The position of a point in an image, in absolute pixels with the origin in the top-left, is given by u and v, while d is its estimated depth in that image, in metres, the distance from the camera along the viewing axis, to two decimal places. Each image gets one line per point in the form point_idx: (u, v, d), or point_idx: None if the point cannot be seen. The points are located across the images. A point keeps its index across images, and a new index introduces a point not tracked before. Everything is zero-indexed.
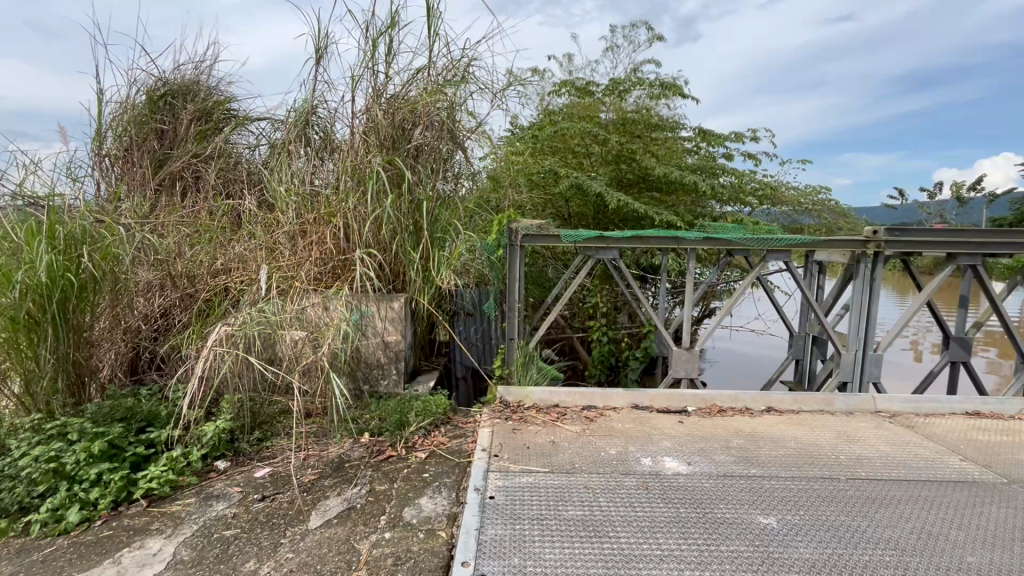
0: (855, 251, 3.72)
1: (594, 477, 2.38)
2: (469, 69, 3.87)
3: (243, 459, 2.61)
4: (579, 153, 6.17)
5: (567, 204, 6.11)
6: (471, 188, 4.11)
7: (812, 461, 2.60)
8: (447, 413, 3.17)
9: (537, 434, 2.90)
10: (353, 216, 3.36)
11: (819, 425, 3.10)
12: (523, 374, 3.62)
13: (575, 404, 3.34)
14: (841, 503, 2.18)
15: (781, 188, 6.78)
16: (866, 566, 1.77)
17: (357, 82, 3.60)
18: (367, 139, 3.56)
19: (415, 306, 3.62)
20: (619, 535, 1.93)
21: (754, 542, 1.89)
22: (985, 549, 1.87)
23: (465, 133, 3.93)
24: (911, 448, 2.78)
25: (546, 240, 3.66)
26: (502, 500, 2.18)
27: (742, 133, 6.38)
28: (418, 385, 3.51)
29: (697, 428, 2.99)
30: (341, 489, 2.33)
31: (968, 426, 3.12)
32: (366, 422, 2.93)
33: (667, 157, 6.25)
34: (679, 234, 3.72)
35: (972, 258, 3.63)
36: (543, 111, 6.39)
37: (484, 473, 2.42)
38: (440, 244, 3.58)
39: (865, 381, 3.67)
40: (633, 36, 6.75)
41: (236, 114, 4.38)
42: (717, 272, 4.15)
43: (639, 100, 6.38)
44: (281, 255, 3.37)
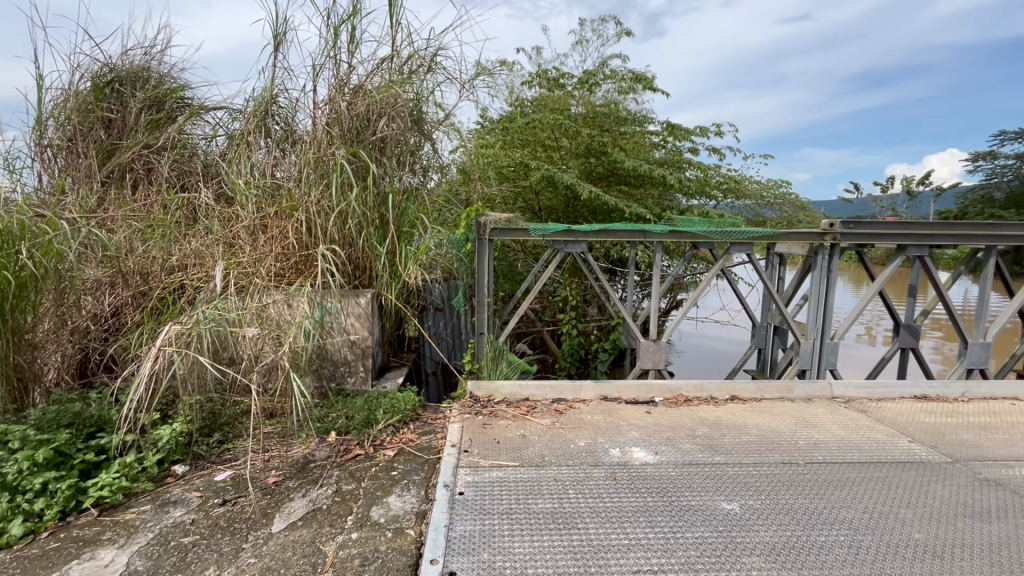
0: (814, 244, 3.84)
1: (563, 470, 2.40)
2: (436, 59, 3.81)
3: (202, 463, 2.52)
4: (548, 146, 6.19)
5: (538, 196, 6.12)
6: (439, 181, 4.06)
7: (772, 447, 2.68)
8: (416, 410, 3.13)
9: (507, 428, 2.90)
10: (315, 211, 3.28)
11: (779, 411, 3.21)
12: (493, 368, 3.60)
13: (545, 398, 3.35)
14: (799, 487, 2.26)
15: (746, 181, 6.95)
16: (822, 546, 1.83)
17: (319, 71, 3.50)
18: (330, 131, 3.49)
19: (383, 302, 3.56)
20: (588, 526, 1.95)
21: (718, 527, 1.95)
22: (931, 525, 1.98)
23: (433, 125, 3.88)
24: (863, 432, 2.90)
25: (515, 235, 3.60)
26: (472, 496, 2.17)
27: (706, 127, 6.51)
28: (387, 381, 3.45)
29: (663, 418, 3.05)
30: (306, 490, 2.27)
31: (915, 409, 3.29)
32: (332, 422, 2.88)
33: (635, 150, 6.32)
34: (645, 227, 3.76)
35: (920, 249, 3.83)
36: (513, 103, 6.36)
37: (453, 469, 2.40)
38: (407, 238, 3.54)
39: (823, 369, 3.82)
40: (602, 30, 6.81)
41: (190, 102, 4.19)
42: (683, 264, 4.22)
43: (609, 94, 6.44)
44: (240, 251, 3.25)
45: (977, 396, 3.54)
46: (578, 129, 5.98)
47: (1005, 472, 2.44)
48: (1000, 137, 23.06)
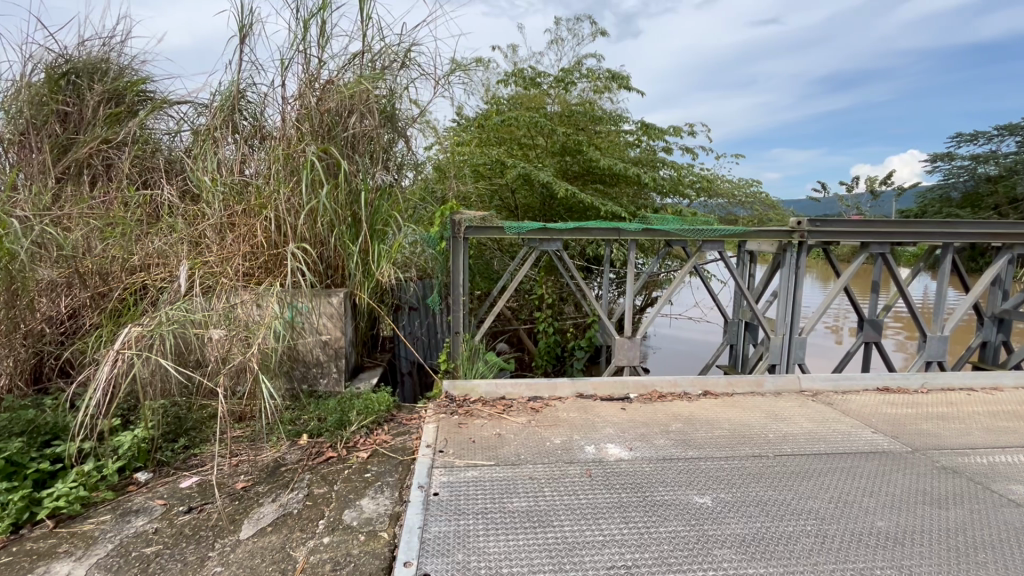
0: (782, 241, 3.93)
1: (538, 468, 2.40)
2: (409, 55, 3.75)
3: (167, 469, 2.43)
4: (524, 144, 6.19)
5: (514, 194, 6.12)
6: (413, 179, 4.02)
7: (743, 440, 2.73)
8: (390, 410, 3.09)
9: (482, 427, 2.88)
10: (284, 209, 3.20)
11: (750, 405, 3.28)
12: (469, 367, 3.58)
13: (520, 396, 3.34)
14: (768, 479, 2.31)
15: (718, 180, 7.07)
16: (790, 537, 1.88)
17: (288, 66, 3.42)
18: (300, 127, 3.41)
19: (356, 301, 3.50)
20: (563, 523, 1.95)
21: (690, 521, 1.97)
22: (892, 513, 2.05)
23: (407, 122, 3.82)
24: (830, 424, 2.99)
25: (490, 233, 3.58)
26: (446, 496, 2.15)
27: (679, 127, 6.60)
28: (361, 382, 3.39)
29: (638, 414, 3.08)
30: (276, 495, 2.21)
31: (878, 401, 3.40)
32: (304, 424, 2.82)
33: (611, 149, 6.36)
34: (619, 225, 3.79)
35: (882, 247, 3.96)
36: (489, 100, 6.33)
37: (428, 470, 2.37)
38: (380, 236, 3.49)
39: (792, 363, 3.91)
40: (577, 29, 6.83)
41: (152, 96, 4.04)
42: (657, 262, 4.27)
43: (584, 93, 6.47)
44: (206, 249, 3.15)
45: (935, 387, 3.69)
46: (554, 127, 5.99)
47: (962, 459, 2.55)
48: (956, 138, 24.08)
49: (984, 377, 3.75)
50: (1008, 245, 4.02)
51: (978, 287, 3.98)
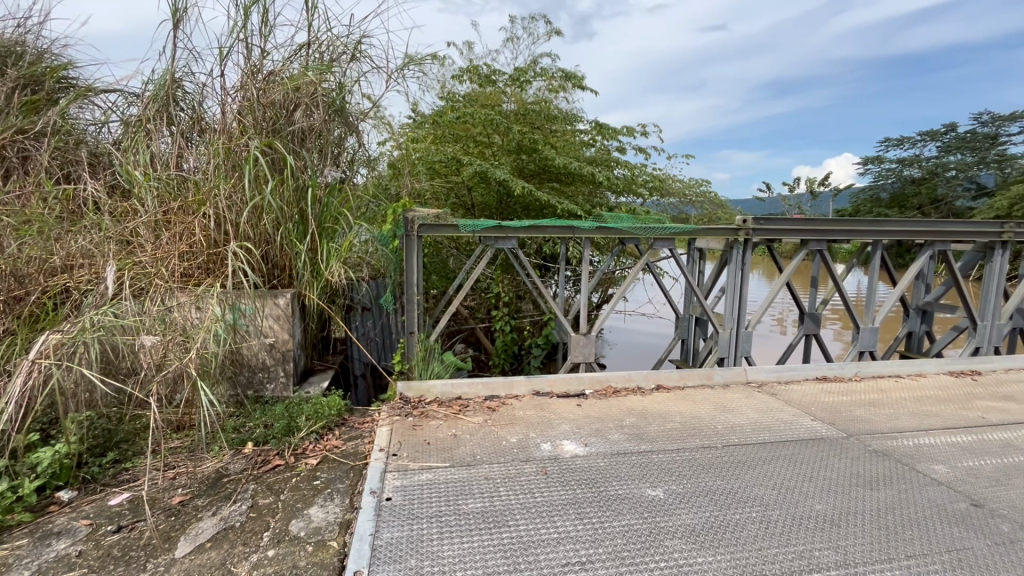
0: (729, 239, 4.08)
1: (494, 467, 2.38)
2: (359, 47, 3.64)
3: (94, 486, 2.25)
4: (480, 142, 6.16)
5: (470, 192, 6.09)
6: (366, 176, 3.91)
7: (694, 432, 2.81)
8: (342, 414, 2.99)
9: (438, 428, 2.84)
10: (225, 206, 3.04)
11: (700, 398, 3.39)
12: (424, 368, 3.52)
13: (477, 395, 3.31)
14: (716, 469, 2.38)
15: (670, 179, 7.26)
16: (737, 524, 1.94)
17: (228, 54, 3.23)
18: (241, 119, 3.24)
19: (305, 302, 3.38)
20: (518, 523, 1.95)
21: (643, 514, 2.01)
22: (830, 496, 2.16)
23: (358, 117, 3.71)
24: (773, 413, 3.13)
25: (444, 231, 3.52)
26: (399, 501, 2.10)
27: (632, 127, 6.74)
28: (311, 386, 3.27)
29: (593, 410, 3.12)
30: (217, 508, 2.09)
31: (817, 390, 3.59)
32: (249, 432, 2.68)
33: (567, 148, 6.42)
34: (573, 223, 3.82)
35: (819, 243, 4.18)
36: (444, 97, 6.26)
37: (380, 474, 2.31)
38: (330, 234, 3.37)
39: (739, 356, 4.06)
40: (531, 28, 6.85)
41: (75, 83, 3.74)
42: (611, 259, 4.33)
43: (539, 92, 6.50)
44: (139, 249, 2.95)
45: (867, 375, 3.93)
46: (510, 125, 6.00)
47: (891, 442, 2.72)
48: (885, 143, 25.83)
49: (910, 364, 4.03)
50: (929, 241, 4.34)
51: (904, 281, 4.27)
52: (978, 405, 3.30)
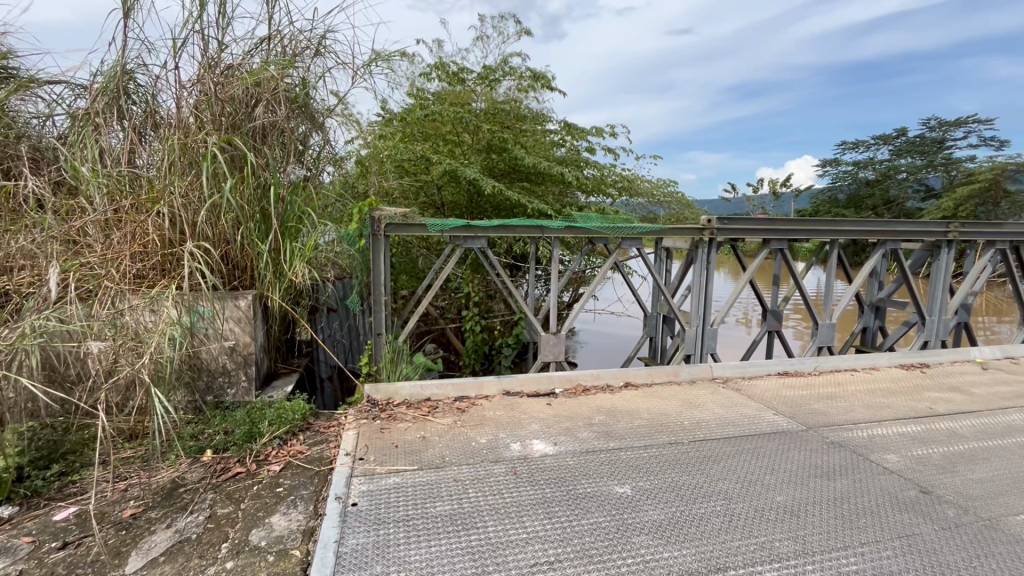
0: (695, 238, 4.16)
1: (463, 469, 2.36)
2: (323, 42, 3.55)
3: (36, 501, 2.12)
4: (450, 140, 6.12)
5: (440, 191, 6.05)
6: (332, 174, 3.82)
7: (661, 429, 2.86)
8: (307, 419, 2.91)
9: (406, 430, 2.79)
10: (181, 204, 2.92)
11: (667, 395, 3.44)
12: (392, 369, 3.47)
13: (446, 396, 3.28)
14: (682, 464, 2.43)
15: (639, 180, 7.35)
16: (701, 518, 1.98)
17: (183, 46, 3.10)
18: (198, 114, 3.12)
19: (268, 304, 3.28)
20: (487, 524, 1.93)
21: (611, 511, 2.02)
22: (790, 487, 2.22)
23: (323, 113, 3.61)
24: (737, 408, 3.21)
25: (412, 230, 3.48)
26: (365, 506, 2.05)
27: (601, 128, 6.81)
28: (274, 390, 3.17)
29: (563, 409, 3.13)
30: (172, 520, 2.01)
31: (779, 385, 3.70)
32: (209, 439, 2.58)
33: (537, 148, 6.43)
34: (542, 223, 3.82)
35: (780, 243, 4.31)
36: (413, 94, 6.19)
37: (346, 480, 2.26)
38: (293, 234, 3.28)
39: (705, 353, 4.15)
40: (501, 28, 6.83)
41: (16, 73, 3.52)
42: (580, 258, 4.36)
43: (509, 91, 6.49)
44: (87, 249, 2.80)
45: (826, 369, 4.07)
46: (479, 124, 5.98)
47: (847, 434, 2.82)
48: (842, 146, 26.91)
49: (865, 358, 4.20)
50: (882, 241, 4.53)
51: (859, 279, 4.45)
52: (927, 396, 3.46)
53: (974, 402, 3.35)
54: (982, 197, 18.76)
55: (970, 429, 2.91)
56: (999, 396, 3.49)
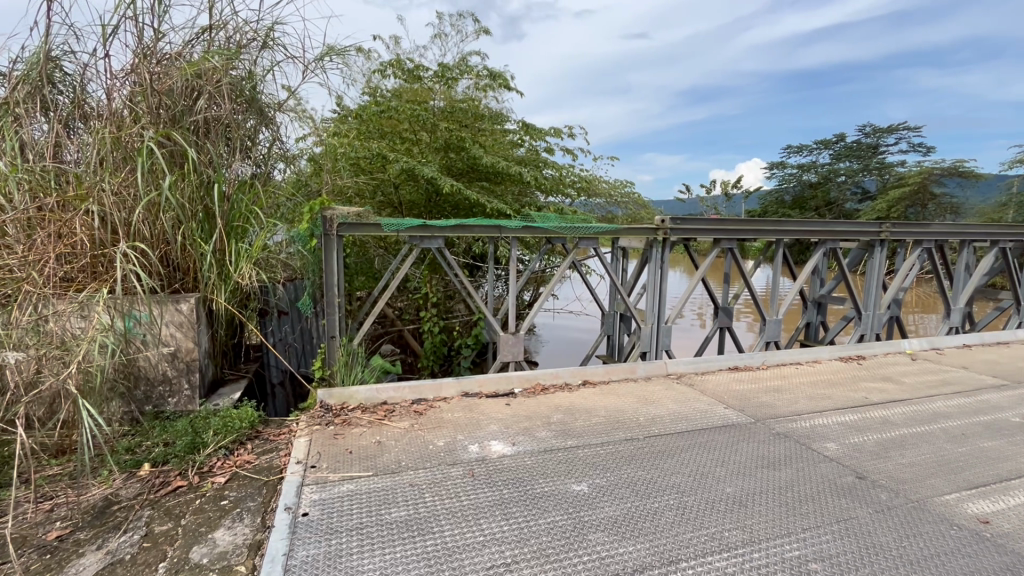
0: (649, 238, 4.26)
1: (420, 473, 2.32)
2: (271, 34, 3.41)
3: None
4: (406, 138, 6.04)
5: (397, 190, 5.96)
6: (282, 172, 3.67)
7: (618, 426, 2.90)
8: (255, 427, 2.79)
9: (361, 436, 2.72)
10: (113, 202, 2.73)
11: (624, 392, 3.50)
12: (347, 373, 3.37)
13: (403, 399, 3.22)
14: (638, 460, 2.47)
15: (597, 180, 7.45)
16: (656, 512, 2.02)
17: (116, 33, 2.90)
18: (133, 106, 2.93)
19: (212, 307, 3.12)
20: (443, 529, 1.90)
21: (567, 510, 2.04)
22: (739, 479, 2.30)
23: (273, 108, 3.47)
24: (691, 403, 3.30)
25: (365, 230, 3.39)
26: (317, 516, 1.98)
27: (559, 128, 6.87)
28: (220, 398, 3.02)
29: (522, 409, 3.13)
30: (104, 541, 1.87)
31: (729, 379, 3.83)
32: (147, 452, 2.43)
33: (495, 148, 6.41)
34: (500, 222, 3.81)
35: (730, 242, 4.48)
36: (369, 90, 6.07)
37: (297, 489, 2.17)
38: (240, 234, 3.14)
39: (660, 350, 4.26)
40: (459, 26, 6.78)
41: None
42: (539, 258, 4.38)
43: (468, 90, 6.45)
44: (6, 251, 2.59)
45: (773, 363, 4.26)
46: (437, 122, 5.92)
47: (791, 425, 2.96)
48: (787, 150, 28.26)
49: (808, 352, 4.42)
50: (822, 240, 4.78)
51: (802, 276, 4.67)
52: (863, 387, 3.67)
53: (904, 391, 3.58)
54: (911, 198, 20.12)
55: (901, 416, 3.11)
56: (926, 385, 3.75)
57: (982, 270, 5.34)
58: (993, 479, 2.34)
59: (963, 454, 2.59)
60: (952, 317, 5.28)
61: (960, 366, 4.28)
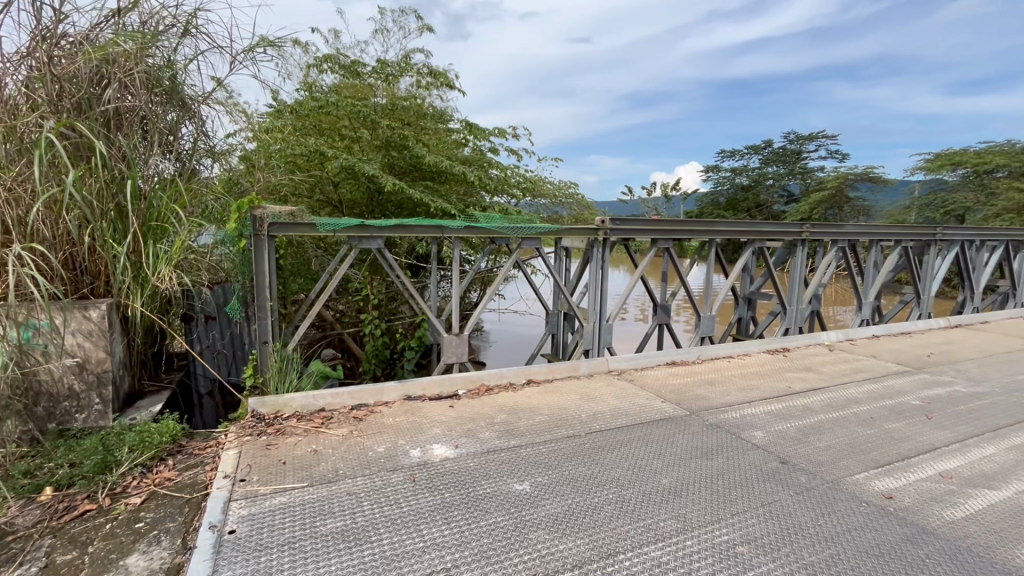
0: (590, 238, 4.35)
1: (358, 481, 2.24)
2: (194, 21, 3.19)
3: None
4: (346, 136, 5.85)
5: (337, 188, 5.80)
6: (209, 169, 3.46)
7: (561, 424, 2.94)
8: (178, 441, 2.60)
9: (296, 445, 2.60)
10: (6, 199, 2.46)
11: (567, 390, 3.55)
12: (280, 380, 3.22)
13: (342, 405, 3.11)
14: (579, 456, 2.51)
15: (542, 181, 7.53)
16: (595, 507, 2.06)
17: (10, 11, 2.61)
18: (31, 93, 2.65)
19: (127, 313, 2.88)
20: (382, 537, 1.85)
21: (509, 510, 2.04)
22: (675, 470, 2.39)
23: (197, 100, 3.26)
24: (630, 398, 3.40)
25: (299, 230, 3.24)
26: (245, 532, 1.87)
27: (503, 129, 6.89)
28: (138, 411, 2.80)
29: (465, 410, 3.11)
30: None
31: (666, 374, 3.98)
32: (49, 475, 2.21)
33: (439, 147, 6.34)
34: (441, 223, 3.76)
35: (667, 242, 4.65)
36: (305, 85, 5.83)
37: (224, 505, 2.04)
38: (158, 234, 2.92)
39: (602, 347, 4.35)
40: (402, 22, 6.66)
41: None
42: (483, 258, 4.36)
43: (411, 87, 6.33)
44: None
45: (707, 357, 4.46)
46: (377, 119, 5.78)
47: (723, 416, 3.11)
48: (721, 154, 29.83)
49: (739, 346, 4.67)
50: (751, 240, 5.06)
51: (733, 274, 4.93)
52: (787, 377, 3.93)
53: (822, 380, 3.86)
54: (830, 201, 21.78)
55: (819, 403, 3.35)
56: (841, 374, 4.06)
57: (888, 267, 5.85)
58: (897, 458, 2.56)
59: (872, 436, 2.82)
60: (863, 311, 5.75)
61: (870, 355, 4.67)
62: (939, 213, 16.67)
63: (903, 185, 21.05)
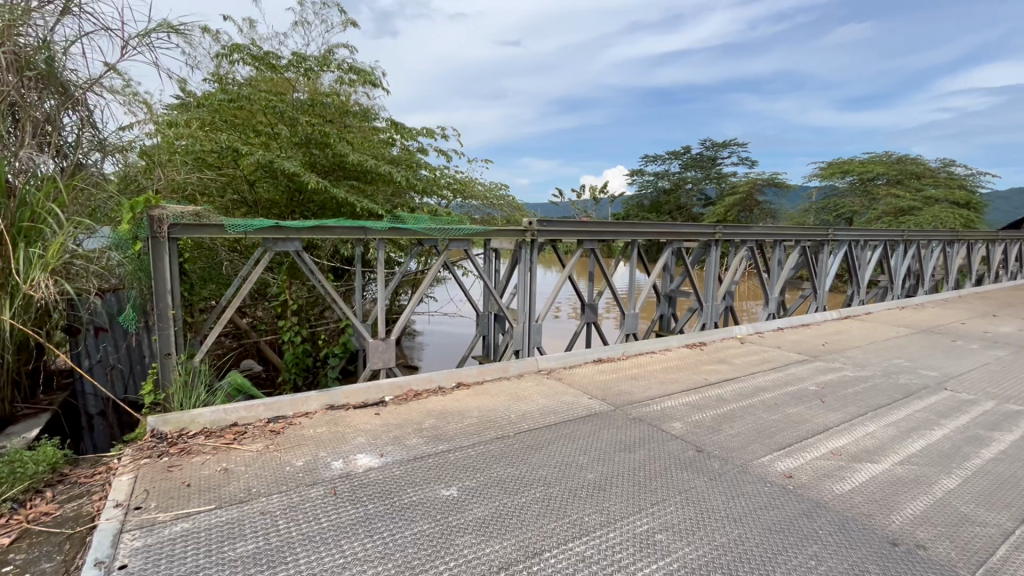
0: (518, 239, 4.38)
1: (272, 499, 2.10)
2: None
3: None
4: (263, 132, 5.52)
5: (254, 188, 5.48)
6: (99, 163, 3.11)
7: (490, 425, 2.93)
8: (59, 470, 2.32)
9: (203, 465, 2.40)
10: None
11: (497, 391, 3.55)
12: (186, 395, 2.95)
13: (257, 419, 2.90)
14: (507, 457, 2.52)
15: (473, 182, 7.50)
16: (522, 507, 2.07)
17: None
18: None
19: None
20: (298, 557, 1.74)
21: (436, 517, 1.99)
22: (599, 464, 2.46)
23: (82, 87, 2.91)
24: (558, 397, 3.46)
25: (205, 232, 2.99)
26: (139, 566, 1.69)
27: (432, 129, 6.78)
28: (9, 439, 2.46)
29: (392, 417, 3.01)
30: None
31: (594, 371, 4.09)
32: None
33: (364, 146, 6.12)
34: (365, 224, 3.62)
35: (592, 242, 4.78)
36: (215, 77, 5.43)
37: (114, 537, 1.84)
38: (31, 236, 2.59)
39: (532, 347, 4.40)
40: (323, 15, 6.37)
41: None
42: (410, 260, 4.27)
43: (334, 83, 6.07)
44: None
45: (632, 354, 4.64)
46: (296, 115, 5.48)
47: (645, 409, 3.25)
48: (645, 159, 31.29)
49: (660, 341, 4.90)
50: (671, 241, 5.33)
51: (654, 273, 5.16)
52: (703, 370, 4.17)
53: (734, 371, 4.14)
54: (741, 204, 23.51)
55: (731, 393, 3.59)
56: (750, 364, 4.38)
57: (791, 265, 6.38)
58: (796, 439, 2.80)
59: (775, 421, 3.06)
60: (770, 305, 6.23)
61: (775, 346, 5.07)
62: (832, 216, 18.50)
63: (803, 189, 23.14)
